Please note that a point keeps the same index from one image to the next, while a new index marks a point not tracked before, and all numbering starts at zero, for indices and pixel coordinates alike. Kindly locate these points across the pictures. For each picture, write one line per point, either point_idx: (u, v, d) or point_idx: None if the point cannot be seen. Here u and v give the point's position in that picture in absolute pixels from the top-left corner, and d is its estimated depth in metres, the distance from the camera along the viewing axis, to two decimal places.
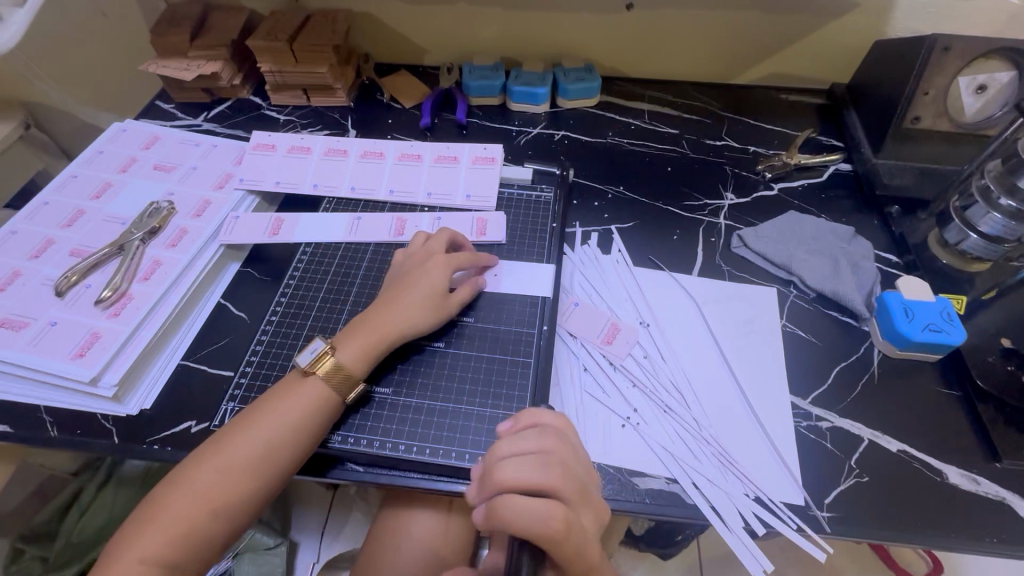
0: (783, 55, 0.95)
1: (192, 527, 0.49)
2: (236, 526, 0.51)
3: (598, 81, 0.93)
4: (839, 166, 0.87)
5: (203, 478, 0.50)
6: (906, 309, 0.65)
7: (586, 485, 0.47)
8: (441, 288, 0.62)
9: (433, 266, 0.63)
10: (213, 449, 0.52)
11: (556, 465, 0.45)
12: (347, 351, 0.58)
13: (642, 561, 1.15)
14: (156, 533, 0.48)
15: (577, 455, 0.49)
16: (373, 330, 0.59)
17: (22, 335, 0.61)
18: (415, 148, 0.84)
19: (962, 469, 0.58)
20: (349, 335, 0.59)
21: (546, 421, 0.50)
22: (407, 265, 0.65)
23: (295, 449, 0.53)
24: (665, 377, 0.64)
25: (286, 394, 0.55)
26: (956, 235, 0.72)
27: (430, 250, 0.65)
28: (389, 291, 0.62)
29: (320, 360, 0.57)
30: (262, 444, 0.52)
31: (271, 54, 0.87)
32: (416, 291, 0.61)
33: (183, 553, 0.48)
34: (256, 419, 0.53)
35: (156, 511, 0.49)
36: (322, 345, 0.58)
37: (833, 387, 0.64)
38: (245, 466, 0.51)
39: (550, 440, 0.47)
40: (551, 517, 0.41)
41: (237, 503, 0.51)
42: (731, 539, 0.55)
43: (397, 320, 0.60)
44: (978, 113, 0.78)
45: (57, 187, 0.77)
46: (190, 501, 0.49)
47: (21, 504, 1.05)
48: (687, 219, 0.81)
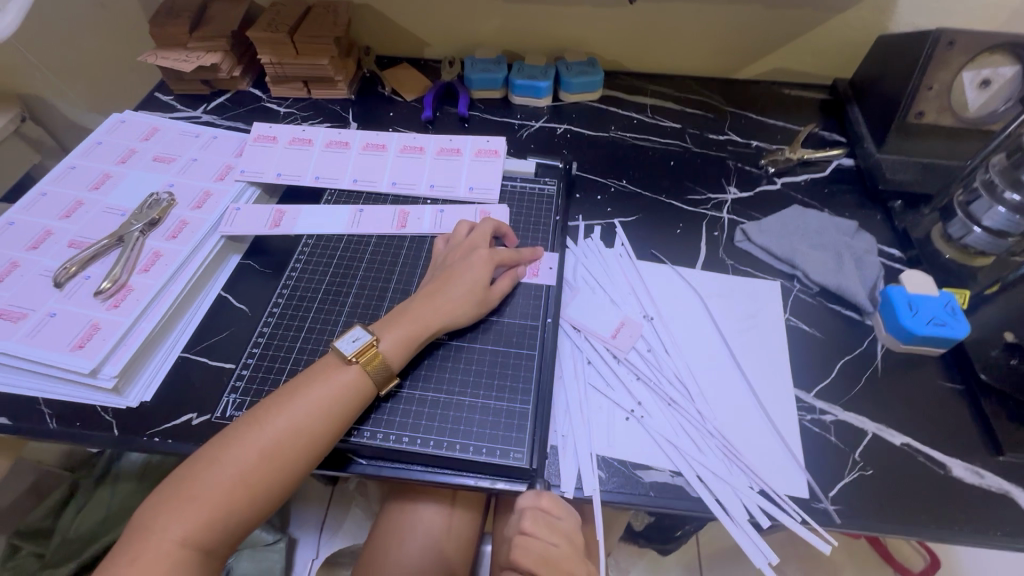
0: (786, 50, 0.94)
1: (225, 511, 0.48)
2: (267, 508, 0.51)
3: (601, 74, 0.93)
4: (842, 161, 0.87)
5: (240, 461, 0.49)
6: (909, 303, 0.64)
7: (562, 557, 0.50)
8: (482, 283, 0.62)
9: (476, 261, 0.63)
10: (248, 431, 0.50)
11: (527, 544, 0.50)
12: (388, 339, 0.57)
13: (641, 558, 1.16)
14: (187, 515, 0.47)
15: (558, 529, 0.51)
16: (419, 321, 0.59)
17: (20, 326, 0.60)
18: (417, 141, 0.83)
19: (965, 463, 0.58)
20: (389, 324, 0.58)
21: (534, 501, 0.52)
22: (450, 257, 0.66)
23: (329, 436, 0.52)
24: (670, 370, 0.64)
25: (320, 380, 0.54)
26: (960, 230, 0.71)
27: (474, 242, 0.66)
28: (431, 282, 0.63)
29: (365, 349, 0.56)
30: (300, 429, 0.51)
31: (271, 45, 0.87)
32: (457, 283, 0.61)
33: (214, 535, 0.47)
34: (293, 403, 0.52)
35: (188, 492, 0.48)
36: (366, 335, 0.57)
37: (836, 382, 0.64)
38: (284, 452, 0.50)
39: (527, 523, 0.50)
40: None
41: (270, 488, 0.50)
42: (736, 533, 0.55)
43: (442, 311, 0.60)
44: (982, 108, 0.77)
45: (55, 178, 0.76)
46: (225, 483, 0.48)
47: (18, 499, 1.04)
48: (690, 213, 0.80)
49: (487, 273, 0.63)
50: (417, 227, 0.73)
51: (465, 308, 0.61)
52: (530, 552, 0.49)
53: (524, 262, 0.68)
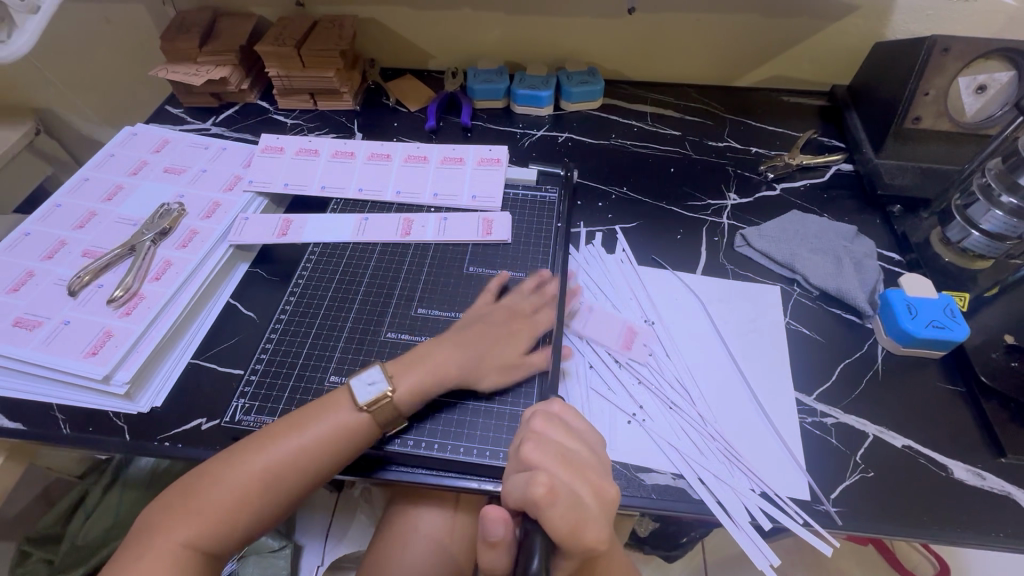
0: (784, 57, 0.96)
1: (226, 523, 0.50)
2: (266, 523, 0.53)
3: (601, 83, 0.94)
4: (841, 166, 0.88)
5: (244, 478, 0.51)
6: (909, 307, 0.65)
7: (585, 462, 0.46)
8: (520, 353, 0.62)
9: (500, 320, 0.64)
10: (255, 451, 0.52)
11: (543, 443, 0.46)
12: (403, 388, 0.57)
13: (648, 564, 1.15)
14: (190, 524, 0.49)
15: (576, 436, 0.48)
16: (434, 374, 0.58)
17: (35, 334, 0.62)
18: (421, 150, 0.85)
19: (967, 465, 0.58)
20: (405, 370, 0.58)
21: (545, 407, 0.52)
22: (491, 313, 0.65)
23: (335, 464, 0.54)
24: (671, 374, 0.65)
25: (329, 411, 0.55)
26: (959, 233, 0.72)
27: (522, 307, 0.66)
28: (458, 336, 0.62)
29: (377, 399, 0.55)
30: (304, 455, 0.53)
31: (278, 59, 0.89)
32: (489, 348, 0.61)
33: (215, 542, 0.50)
34: (299, 430, 0.54)
35: (194, 500, 0.50)
36: (382, 382, 0.56)
37: (837, 384, 0.64)
38: (287, 475, 0.52)
39: (538, 423, 0.48)
40: (532, 484, 0.41)
41: (275, 503, 0.52)
42: (738, 535, 0.55)
43: (464, 369, 0.59)
44: (980, 113, 0.78)
45: (69, 189, 0.78)
46: (229, 497, 0.50)
47: (29, 505, 1.07)
48: (690, 218, 0.81)
49: (525, 347, 0.63)
50: (421, 235, 0.75)
51: (497, 376, 0.60)
52: (547, 448, 0.45)
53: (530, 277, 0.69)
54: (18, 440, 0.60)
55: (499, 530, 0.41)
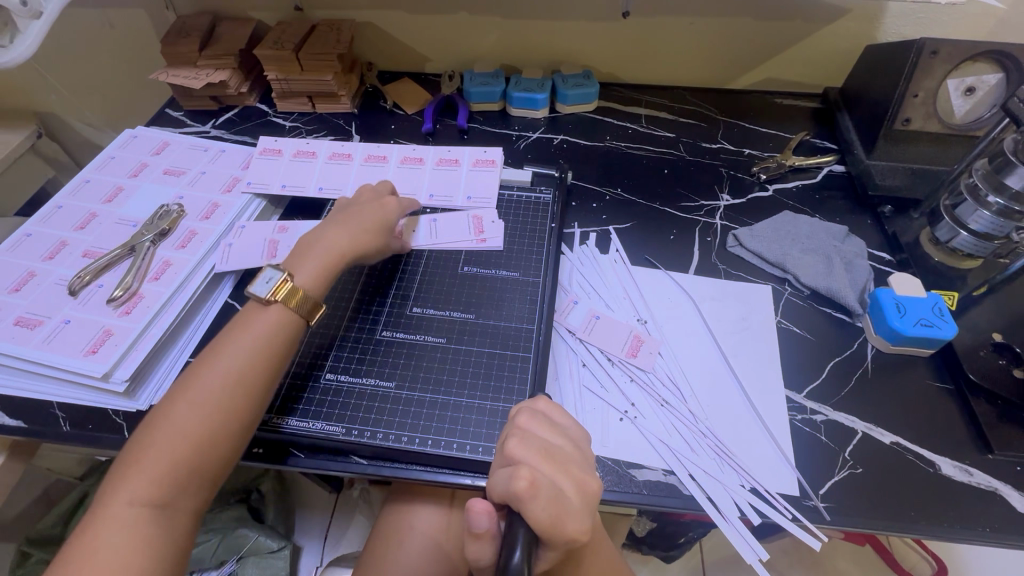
0: (777, 60, 0.97)
1: (173, 466, 0.49)
2: (223, 459, 0.52)
3: (596, 86, 0.95)
4: (833, 167, 0.89)
5: (176, 415, 0.51)
6: (898, 305, 0.66)
7: (568, 457, 0.46)
8: (386, 218, 0.69)
9: (378, 206, 0.70)
10: (180, 391, 0.53)
11: (527, 438, 0.47)
12: (302, 275, 0.62)
13: (646, 564, 1.16)
14: (136, 478, 0.48)
15: (560, 432, 0.49)
16: (328, 258, 0.64)
17: (36, 332, 0.63)
18: (417, 152, 0.86)
19: (955, 461, 0.59)
20: (299, 262, 0.63)
21: (530, 404, 0.52)
22: (355, 200, 0.71)
23: (262, 370, 0.55)
24: (662, 372, 0.65)
25: (241, 326, 0.58)
26: (947, 233, 0.73)
27: (379, 190, 0.73)
28: (336, 219, 0.68)
29: (280, 287, 0.60)
30: (227, 373, 0.54)
31: (277, 62, 0.90)
32: (361, 218, 0.68)
33: (171, 489, 0.49)
34: (216, 355, 0.55)
35: (134, 458, 0.49)
36: (278, 275, 0.61)
37: (827, 382, 0.65)
38: (213, 397, 0.52)
39: (524, 419, 0.49)
40: (515, 478, 0.42)
41: (217, 430, 0.52)
42: (727, 530, 0.55)
43: (352, 242, 0.66)
44: (968, 114, 0.79)
45: (70, 191, 0.79)
46: (168, 440, 0.50)
47: (29, 508, 1.08)
48: (683, 219, 0.82)
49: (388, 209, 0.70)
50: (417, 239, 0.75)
51: (374, 236, 0.67)
52: (531, 443, 0.46)
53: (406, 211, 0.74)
54: (21, 438, 0.61)
55: (484, 522, 0.41)
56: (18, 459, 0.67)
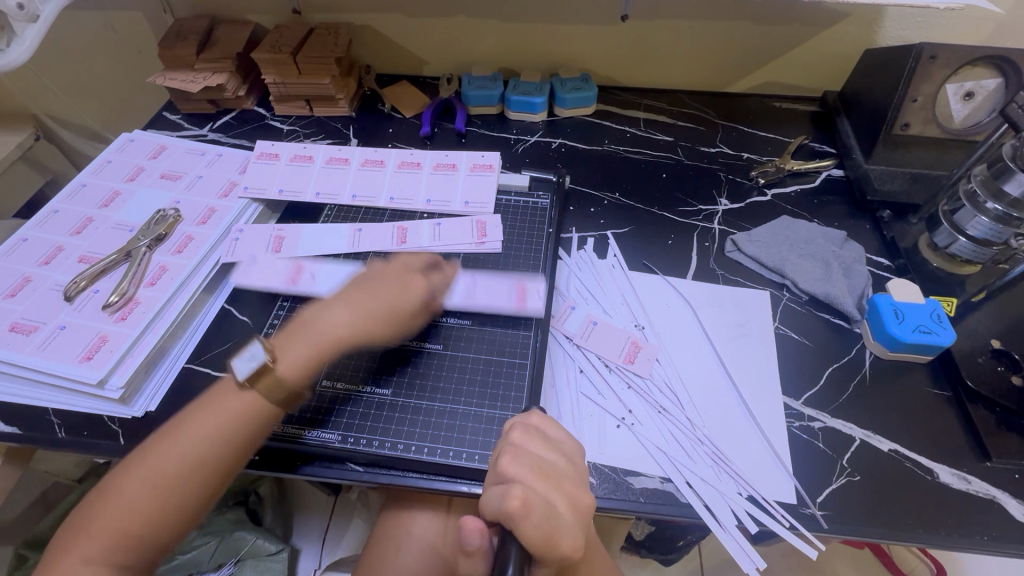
0: (776, 64, 0.96)
1: (123, 536, 0.49)
2: (174, 528, 0.52)
3: (594, 90, 0.95)
4: (832, 171, 0.89)
5: (127, 489, 0.50)
6: (897, 311, 0.66)
7: (561, 473, 0.46)
8: (403, 303, 0.62)
9: (404, 280, 0.64)
10: (137, 459, 0.52)
11: (521, 455, 0.46)
12: (287, 359, 0.57)
13: (643, 567, 1.15)
14: (87, 542, 0.49)
15: (553, 446, 0.49)
16: (322, 341, 0.59)
17: (32, 338, 0.63)
18: (415, 157, 0.86)
19: (953, 468, 0.58)
20: (288, 342, 0.58)
21: (525, 418, 0.52)
22: (379, 271, 0.65)
23: (222, 454, 0.53)
24: (660, 378, 0.65)
25: (207, 404, 0.55)
26: (946, 239, 0.73)
27: (407, 265, 0.66)
28: (348, 296, 0.62)
29: (258, 373, 0.56)
30: (185, 453, 0.52)
31: (275, 66, 0.90)
32: (373, 303, 0.61)
33: (119, 557, 0.49)
34: (179, 429, 0.53)
35: (87, 521, 0.50)
36: (262, 355, 0.57)
37: (825, 389, 0.65)
38: (167, 475, 0.51)
39: (517, 435, 0.49)
40: (508, 496, 0.42)
41: (179, 499, 0.51)
42: (724, 538, 0.55)
43: (349, 333, 0.60)
44: (967, 119, 0.79)
45: (66, 196, 0.79)
46: (118, 511, 0.50)
47: (27, 512, 1.07)
48: (682, 224, 0.82)
49: (412, 284, 0.63)
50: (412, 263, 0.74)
51: (384, 325, 0.61)
52: (524, 459, 0.46)
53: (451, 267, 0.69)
54: (15, 444, 0.60)
55: (476, 540, 0.43)
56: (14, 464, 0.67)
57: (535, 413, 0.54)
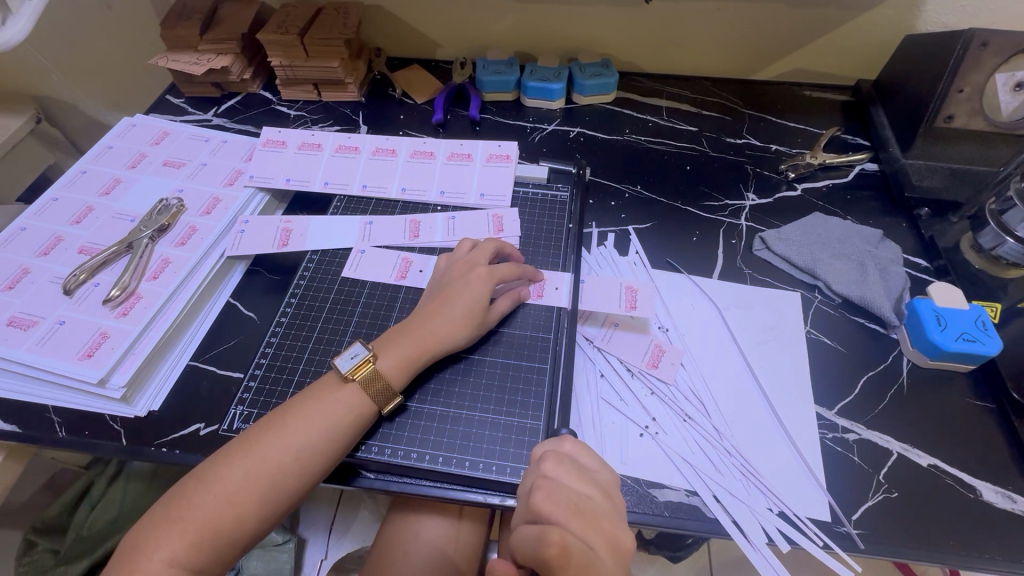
0: (808, 50, 0.91)
1: (213, 534, 0.46)
2: (259, 530, 0.49)
3: (615, 76, 0.91)
4: (865, 166, 0.84)
5: (229, 480, 0.48)
6: (938, 317, 0.62)
7: (599, 510, 0.43)
8: (482, 303, 0.60)
9: (475, 279, 0.61)
10: (241, 450, 0.49)
11: (554, 490, 0.44)
12: (388, 359, 0.56)
13: (651, 564, 1.13)
14: (174, 537, 0.45)
15: (588, 478, 0.46)
16: (419, 340, 0.57)
17: (30, 334, 0.60)
18: (428, 145, 0.82)
19: (997, 487, 0.55)
20: (389, 344, 0.57)
21: (557, 446, 0.49)
22: (448, 275, 0.63)
23: (326, 455, 0.51)
24: (685, 386, 0.62)
25: (315, 400, 0.53)
26: (991, 240, 0.69)
27: (475, 260, 0.63)
28: (436, 297, 0.61)
29: (362, 367, 0.54)
30: (293, 448, 0.50)
31: (281, 48, 0.86)
32: (457, 304, 0.59)
33: (202, 558, 0.45)
34: (285, 423, 0.51)
35: (178, 513, 0.46)
36: (365, 351, 0.56)
37: (860, 399, 0.61)
38: (274, 471, 0.49)
39: (549, 466, 0.46)
40: (545, 543, 0.39)
41: (266, 504, 0.48)
42: (754, 556, 0.53)
43: (442, 334, 0.58)
44: (1016, 112, 0.73)
45: (66, 183, 0.76)
46: (215, 505, 0.47)
47: (35, 496, 1.06)
48: (707, 219, 0.78)
49: (487, 292, 0.60)
50: (417, 280, 0.68)
51: (467, 329, 0.59)
52: (559, 497, 0.43)
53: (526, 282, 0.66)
54: (13, 442, 0.58)
55: None
56: (14, 459, 0.65)
57: (561, 437, 0.51)
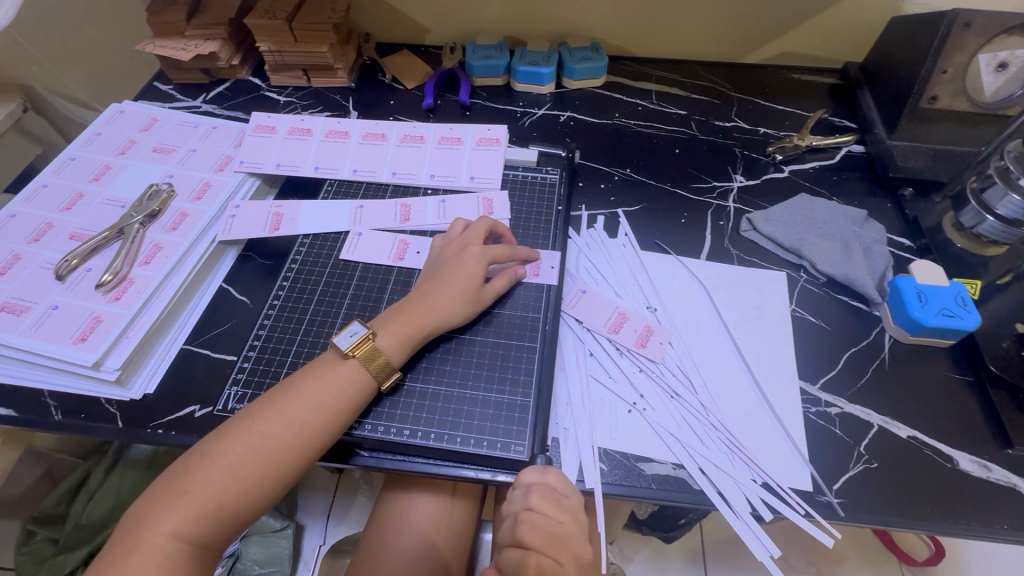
0: (795, 33, 0.92)
1: (216, 506, 0.47)
2: (261, 504, 0.50)
3: (605, 59, 0.91)
4: (852, 147, 0.85)
5: (231, 455, 0.48)
6: (919, 294, 0.63)
7: (571, 535, 0.47)
8: (476, 282, 0.61)
9: (468, 259, 0.62)
10: (243, 425, 0.50)
11: (534, 518, 0.47)
12: (385, 336, 0.57)
13: (645, 545, 1.16)
14: (179, 511, 0.46)
15: (564, 503, 0.49)
16: (415, 317, 0.58)
17: (23, 318, 0.61)
18: (417, 129, 0.82)
19: (973, 456, 0.57)
20: (387, 321, 0.58)
21: (540, 477, 0.50)
22: (443, 255, 0.64)
23: (326, 430, 0.52)
24: (672, 363, 0.63)
25: (314, 376, 0.54)
26: (971, 219, 0.70)
27: (469, 239, 0.64)
28: (431, 277, 0.62)
29: (361, 344, 0.55)
30: (295, 423, 0.50)
31: (269, 33, 0.85)
32: (452, 283, 0.60)
33: (207, 530, 0.47)
34: (286, 399, 0.52)
35: (180, 487, 0.47)
36: (363, 329, 0.57)
37: (843, 373, 0.63)
38: (276, 445, 0.49)
39: (534, 494, 0.48)
40: (523, 567, 0.43)
41: (268, 479, 0.49)
42: (738, 525, 0.54)
43: (437, 311, 0.59)
44: (998, 92, 0.74)
45: (55, 169, 0.75)
46: (216, 480, 0.47)
47: (35, 485, 1.08)
48: (696, 201, 0.79)
49: (482, 272, 0.61)
50: (415, 261, 0.69)
51: (462, 307, 0.60)
52: (539, 526, 0.46)
53: (522, 262, 0.67)
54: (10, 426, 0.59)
55: None
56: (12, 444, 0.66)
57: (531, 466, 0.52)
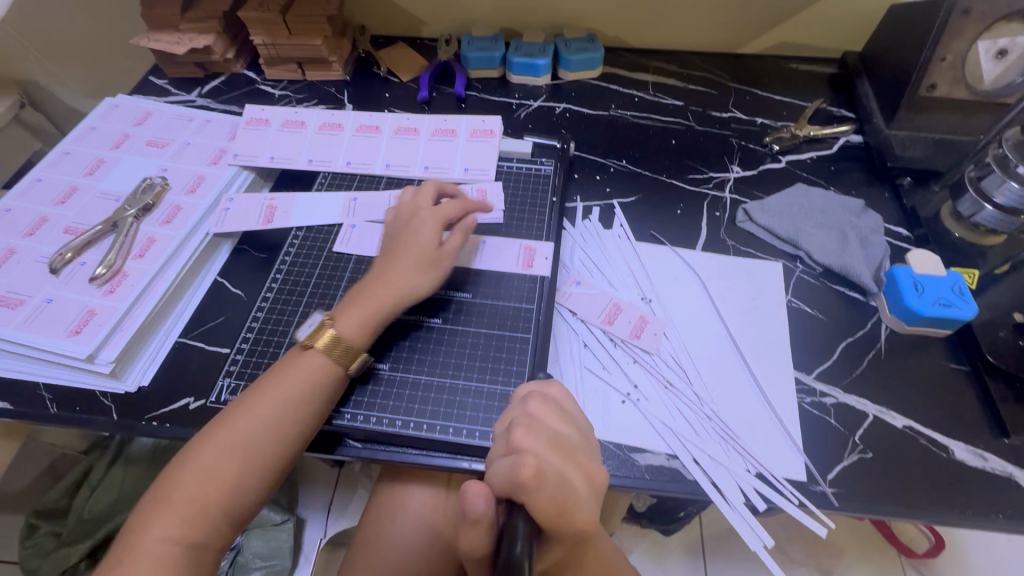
0: (794, 22, 0.91)
1: (203, 509, 0.47)
2: (249, 502, 0.49)
3: (601, 50, 0.90)
4: (850, 137, 0.84)
5: (208, 457, 0.49)
6: (915, 284, 0.63)
7: (576, 446, 0.45)
8: (427, 244, 0.61)
9: (417, 227, 0.62)
10: (218, 427, 0.51)
11: (534, 427, 0.45)
12: (342, 318, 0.57)
13: (643, 538, 1.16)
14: (166, 517, 0.46)
15: (568, 420, 0.47)
16: (369, 295, 0.58)
17: (18, 312, 0.61)
18: (412, 121, 0.82)
19: (969, 445, 0.57)
20: (344, 307, 0.58)
21: (542, 387, 0.51)
22: (396, 224, 0.64)
23: (299, 422, 0.52)
24: (665, 354, 0.63)
25: (283, 372, 0.54)
26: (971, 207, 0.70)
27: (418, 204, 0.64)
28: (385, 255, 0.62)
29: (319, 331, 0.56)
30: (268, 418, 0.51)
31: (263, 25, 0.85)
32: (404, 255, 0.60)
33: (198, 532, 0.46)
34: (256, 397, 0.52)
35: (164, 495, 0.47)
36: (320, 319, 0.57)
37: (839, 363, 0.63)
38: (251, 442, 0.50)
39: (535, 406, 0.47)
40: (519, 467, 0.40)
41: (250, 476, 0.49)
42: (733, 516, 0.54)
43: (393, 283, 0.59)
44: (999, 79, 0.73)
45: (49, 164, 0.75)
46: (199, 482, 0.48)
47: (37, 480, 1.09)
48: (692, 192, 0.79)
49: (434, 235, 0.61)
50: None
51: (424, 273, 0.60)
52: (539, 432, 0.44)
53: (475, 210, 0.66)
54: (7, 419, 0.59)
55: (479, 505, 0.38)
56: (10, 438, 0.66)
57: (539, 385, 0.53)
